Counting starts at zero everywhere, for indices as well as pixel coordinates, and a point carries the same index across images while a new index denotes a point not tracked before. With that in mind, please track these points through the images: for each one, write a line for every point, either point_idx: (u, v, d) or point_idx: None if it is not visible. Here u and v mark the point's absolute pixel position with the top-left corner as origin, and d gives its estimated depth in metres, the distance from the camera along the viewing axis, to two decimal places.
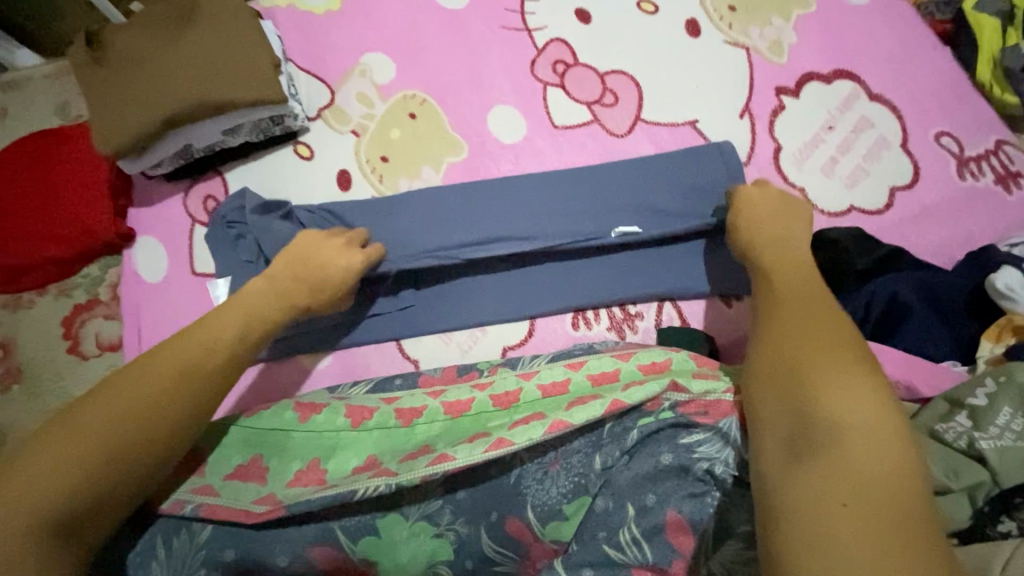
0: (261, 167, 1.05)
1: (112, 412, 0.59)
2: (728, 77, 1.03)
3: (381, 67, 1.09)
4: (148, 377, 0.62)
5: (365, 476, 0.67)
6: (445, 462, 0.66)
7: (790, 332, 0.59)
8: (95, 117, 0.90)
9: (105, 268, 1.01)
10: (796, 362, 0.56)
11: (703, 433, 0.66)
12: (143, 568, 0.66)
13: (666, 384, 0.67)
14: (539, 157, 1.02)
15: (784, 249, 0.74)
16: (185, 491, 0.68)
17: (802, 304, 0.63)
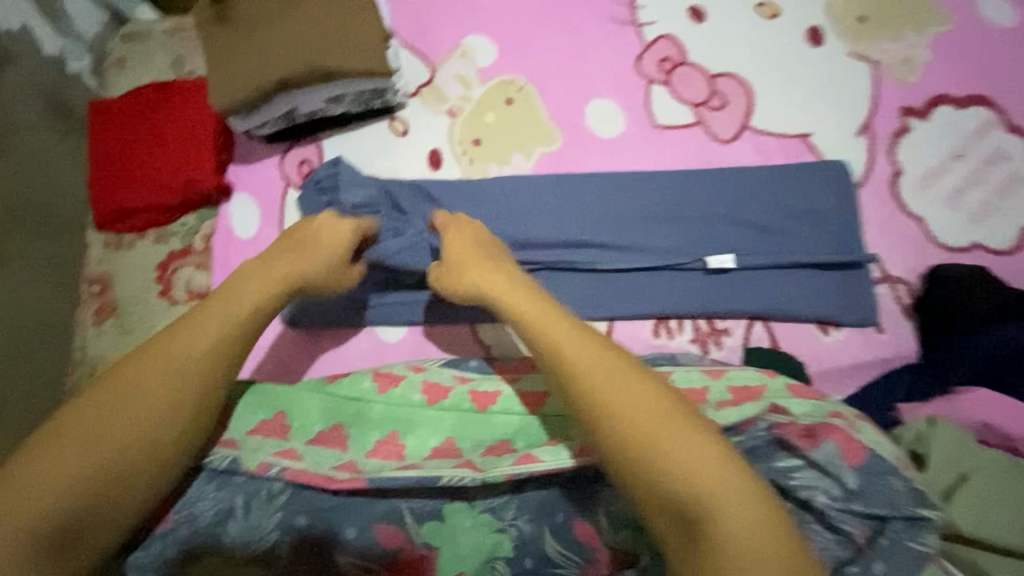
0: (356, 138, 1.06)
1: (110, 423, 0.59)
2: (848, 91, 0.97)
3: (483, 50, 1.08)
4: (134, 393, 0.61)
5: (448, 464, 0.69)
6: (530, 464, 0.67)
7: (619, 401, 0.59)
8: (214, 74, 0.93)
9: (201, 219, 1.05)
10: (642, 437, 0.56)
11: (800, 460, 0.60)
12: (222, 524, 0.68)
13: (764, 406, 0.64)
14: (636, 156, 0.99)
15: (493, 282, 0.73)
16: (270, 454, 0.71)
17: (629, 384, 0.60)
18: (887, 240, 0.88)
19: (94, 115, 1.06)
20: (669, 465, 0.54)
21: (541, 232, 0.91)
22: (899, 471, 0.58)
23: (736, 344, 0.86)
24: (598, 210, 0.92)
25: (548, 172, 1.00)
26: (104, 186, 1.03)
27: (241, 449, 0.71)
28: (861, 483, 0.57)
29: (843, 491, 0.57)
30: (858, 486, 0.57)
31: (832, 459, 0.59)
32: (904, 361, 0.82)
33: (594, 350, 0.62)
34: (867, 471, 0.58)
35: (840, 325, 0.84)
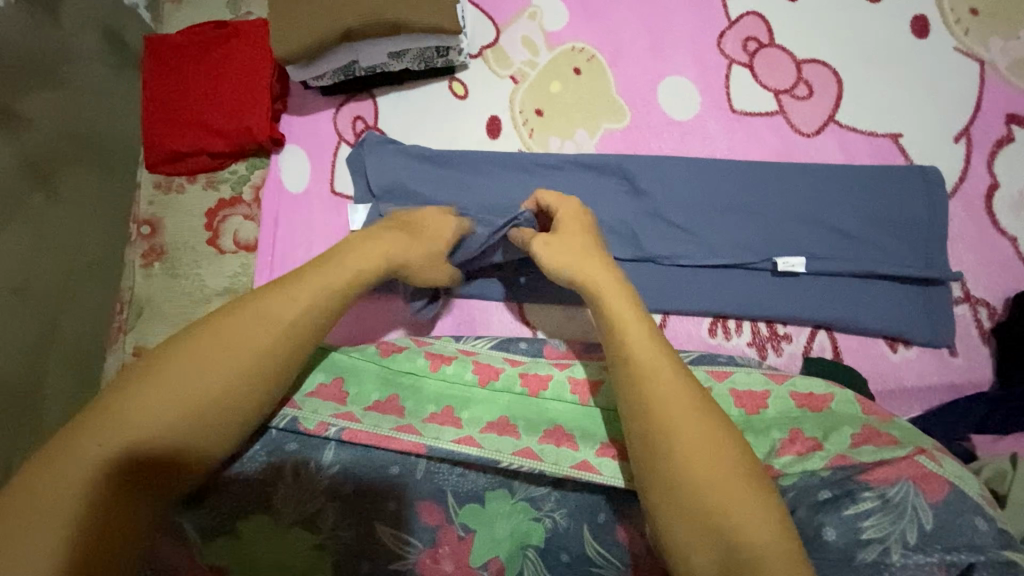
0: (414, 98, 1.02)
1: (203, 371, 0.57)
2: (949, 91, 0.89)
3: (554, 12, 1.02)
4: (194, 361, 0.57)
5: (509, 448, 0.69)
6: (587, 472, 0.68)
7: (689, 423, 0.57)
8: (276, 16, 0.89)
9: (252, 168, 1.03)
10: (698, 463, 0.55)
11: (871, 503, 0.60)
12: (270, 485, 0.70)
13: (830, 457, 0.65)
14: (707, 142, 0.93)
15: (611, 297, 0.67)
16: (329, 414, 0.72)
17: (692, 416, 0.57)
18: (972, 258, 0.82)
19: (150, 51, 1.03)
20: (701, 492, 0.53)
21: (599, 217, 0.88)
22: (982, 509, 0.58)
23: (796, 351, 0.83)
24: (664, 199, 0.88)
25: (612, 151, 0.95)
26: (157, 124, 1.01)
27: (301, 408, 0.72)
28: (938, 524, 0.58)
29: (919, 537, 0.58)
30: (934, 526, 0.58)
31: (909, 500, 0.60)
32: (974, 388, 0.79)
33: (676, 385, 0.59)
34: (946, 509, 0.59)
35: (910, 343, 0.81)
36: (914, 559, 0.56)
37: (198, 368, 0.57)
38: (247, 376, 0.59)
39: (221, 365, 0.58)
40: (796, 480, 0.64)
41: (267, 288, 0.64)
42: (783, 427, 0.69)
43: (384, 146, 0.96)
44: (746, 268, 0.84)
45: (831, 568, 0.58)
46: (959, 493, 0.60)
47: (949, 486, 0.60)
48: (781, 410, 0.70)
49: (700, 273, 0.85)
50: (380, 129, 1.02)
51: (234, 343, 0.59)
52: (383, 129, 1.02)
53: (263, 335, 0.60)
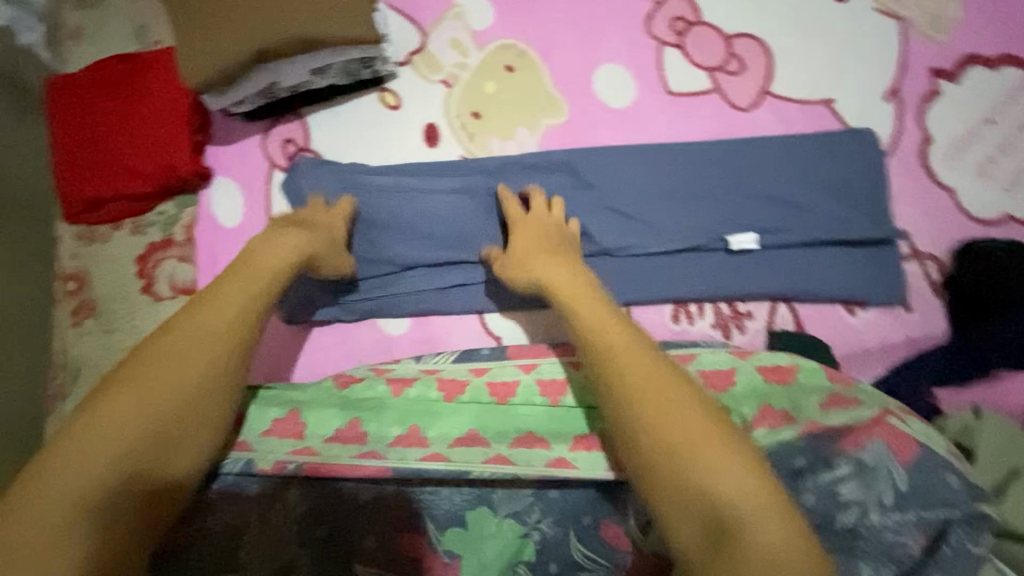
0: (344, 114, 0.98)
1: (149, 390, 0.58)
2: (873, 52, 0.90)
3: (479, 11, 0.99)
4: (143, 382, 0.58)
5: (479, 458, 0.67)
6: (562, 469, 0.66)
7: (649, 377, 0.58)
8: (184, 46, 0.83)
9: (182, 208, 0.96)
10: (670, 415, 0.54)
11: (846, 468, 0.60)
12: (235, 543, 0.66)
13: (801, 428, 0.64)
14: (647, 128, 0.93)
15: (575, 288, 0.69)
16: (286, 452, 0.69)
17: (633, 363, 0.59)
18: (916, 215, 0.83)
19: (54, 94, 0.96)
20: (670, 445, 0.53)
21: None
22: (953, 467, 0.59)
23: (758, 328, 0.83)
24: (611, 191, 0.87)
25: (555, 147, 0.93)
26: (71, 171, 0.94)
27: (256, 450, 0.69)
28: (913, 484, 0.58)
29: (894, 497, 0.58)
30: (910, 487, 0.58)
31: (883, 463, 0.60)
32: (932, 343, 0.80)
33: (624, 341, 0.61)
34: (918, 469, 0.59)
35: (867, 305, 0.81)
36: (887, 522, 0.57)
37: (143, 390, 0.57)
38: (196, 390, 0.60)
39: (164, 383, 0.58)
40: (773, 448, 0.63)
41: (203, 299, 0.65)
42: (752, 403, 0.67)
43: (320, 170, 0.92)
44: (699, 251, 0.84)
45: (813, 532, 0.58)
46: (930, 453, 0.60)
47: (918, 445, 0.60)
48: (749, 387, 0.68)
49: (653, 261, 0.85)
50: (314, 151, 0.97)
51: (181, 357, 0.60)
52: (317, 151, 0.97)
53: (213, 344, 0.62)
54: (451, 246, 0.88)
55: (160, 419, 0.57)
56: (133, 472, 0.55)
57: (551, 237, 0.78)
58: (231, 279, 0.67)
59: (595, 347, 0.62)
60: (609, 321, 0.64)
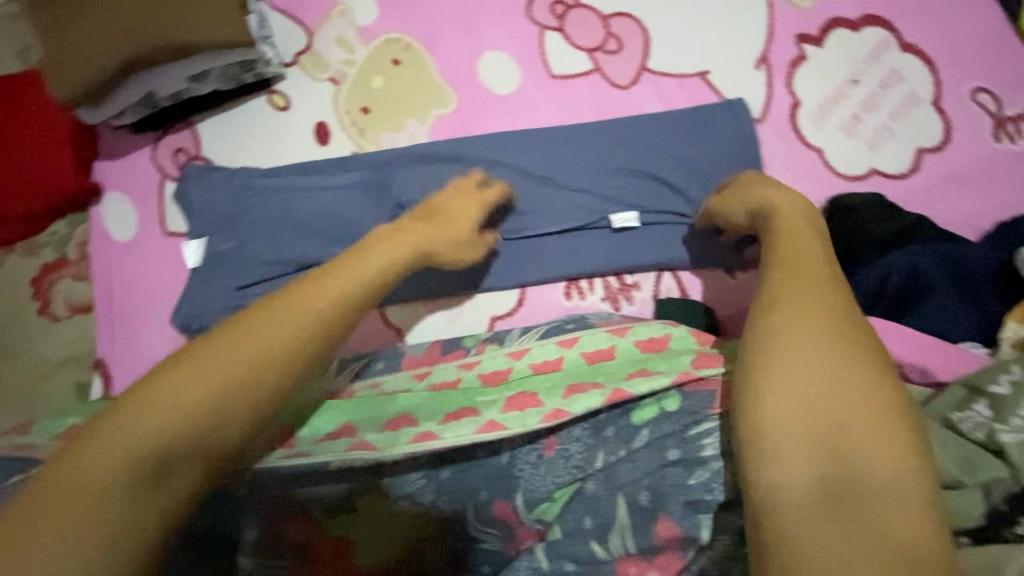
0: (233, 119, 0.97)
1: (237, 357, 0.50)
2: (744, 22, 0.93)
3: (363, 8, 0.99)
4: (217, 347, 0.51)
5: (343, 446, 0.65)
6: (428, 441, 0.63)
7: (811, 328, 0.48)
8: (55, 60, 0.82)
9: (74, 226, 0.95)
10: (816, 367, 0.46)
11: (713, 423, 0.60)
12: None
13: (672, 376, 0.63)
14: (533, 111, 0.94)
15: (796, 216, 0.61)
16: None
17: (802, 296, 0.51)
18: (786, 176, 0.87)
19: None
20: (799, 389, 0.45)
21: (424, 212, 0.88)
22: None
23: (645, 298, 0.86)
24: (497, 175, 0.88)
25: (444, 137, 0.94)
26: None
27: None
28: None
29: None
30: None
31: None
32: None
33: (820, 277, 0.52)
34: None
35: (745, 267, 0.85)
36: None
37: (184, 371, 0.49)
38: (257, 366, 0.50)
39: (263, 342, 0.52)
40: (639, 412, 0.64)
41: (312, 276, 0.59)
42: (626, 369, 0.67)
43: (206, 176, 0.92)
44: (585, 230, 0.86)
45: (670, 489, 0.59)
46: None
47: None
48: (627, 359, 0.69)
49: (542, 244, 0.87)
50: (205, 159, 0.96)
51: (256, 327, 0.53)
52: (208, 158, 0.96)
53: (310, 313, 0.55)
54: (339, 240, 0.87)
55: (206, 387, 0.48)
56: (164, 445, 0.46)
57: (756, 175, 0.71)
58: (334, 266, 0.61)
59: (777, 274, 0.54)
60: (814, 255, 0.55)
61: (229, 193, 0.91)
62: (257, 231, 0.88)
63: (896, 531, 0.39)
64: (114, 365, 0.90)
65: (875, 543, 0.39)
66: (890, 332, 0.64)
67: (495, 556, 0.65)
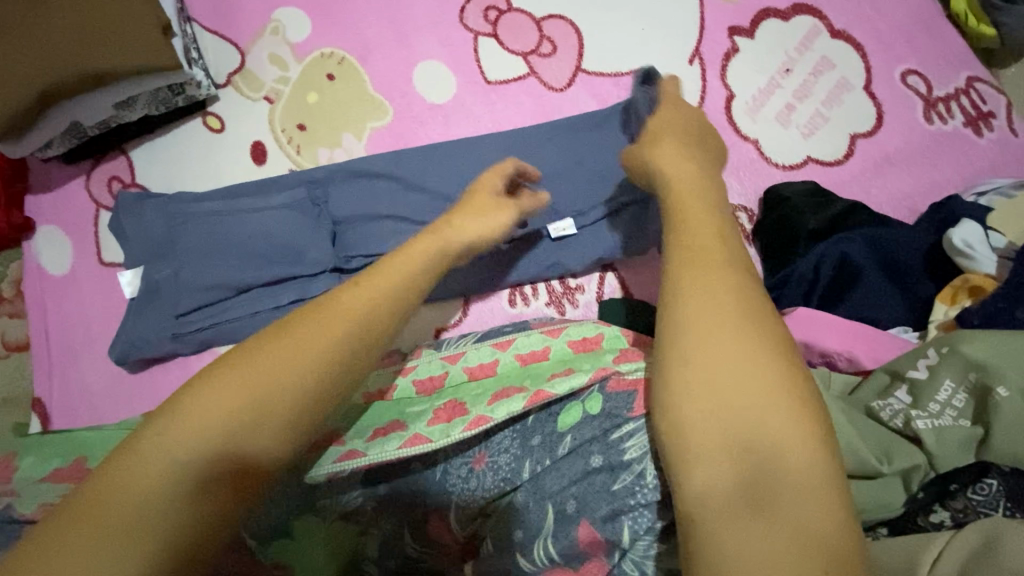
0: (167, 144, 0.96)
1: (255, 390, 0.46)
2: (675, 18, 0.93)
3: (295, 24, 0.98)
4: (244, 380, 0.46)
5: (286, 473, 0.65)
6: (353, 460, 0.62)
7: (719, 311, 0.44)
8: None
9: (7, 262, 0.93)
10: (738, 355, 0.42)
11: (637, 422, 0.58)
12: None
13: (591, 374, 0.63)
14: (471, 119, 0.93)
15: (690, 177, 0.55)
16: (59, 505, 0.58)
17: (699, 271, 0.47)
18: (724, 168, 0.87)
19: None
20: (709, 374, 0.42)
21: (360, 226, 0.87)
22: None
23: (589, 300, 0.87)
24: (434, 185, 0.88)
25: (382, 150, 0.93)
26: None
27: (17, 495, 0.57)
28: None
29: None
30: None
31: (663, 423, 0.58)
32: None
33: (715, 249, 0.49)
34: None
35: None
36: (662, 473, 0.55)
37: (219, 391, 0.46)
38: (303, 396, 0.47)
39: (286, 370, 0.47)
40: (572, 420, 0.63)
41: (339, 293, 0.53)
42: (554, 367, 0.68)
43: (139, 200, 0.90)
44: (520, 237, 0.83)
45: (592, 494, 0.57)
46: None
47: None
48: (560, 358, 0.70)
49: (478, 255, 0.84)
50: (140, 185, 0.95)
51: (294, 353, 0.48)
52: (143, 185, 0.95)
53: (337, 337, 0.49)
54: (279, 260, 0.86)
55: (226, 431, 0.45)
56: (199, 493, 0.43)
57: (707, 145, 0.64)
58: (370, 274, 0.55)
59: (676, 257, 0.49)
60: (711, 230, 0.50)
61: (162, 217, 0.89)
62: (190, 255, 0.86)
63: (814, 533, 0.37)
64: (53, 403, 0.87)
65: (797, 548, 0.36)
66: (820, 322, 0.63)
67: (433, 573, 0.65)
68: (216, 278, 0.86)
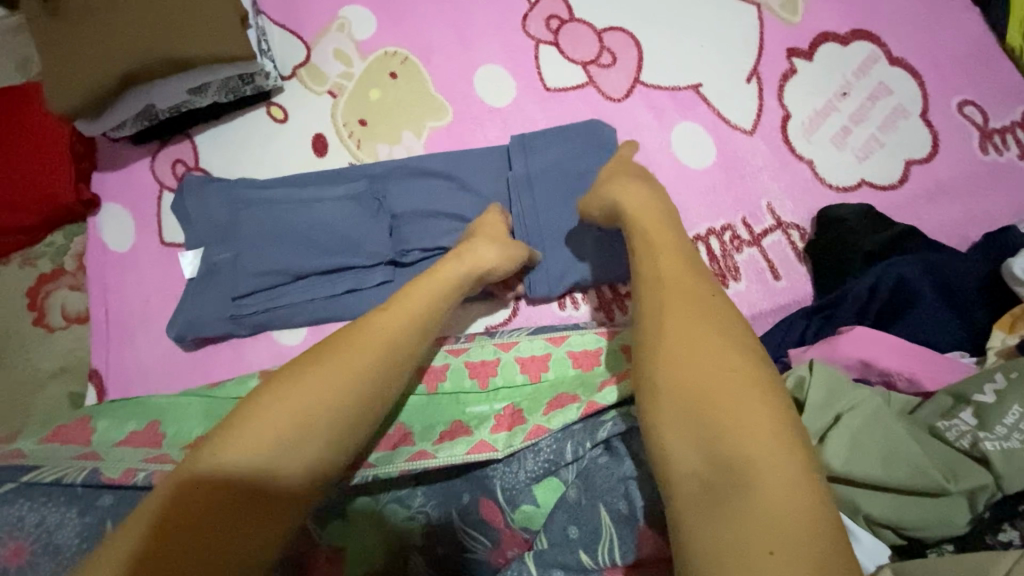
0: (233, 131, 0.98)
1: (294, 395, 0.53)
2: (735, 36, 0.95)
3: (360, 22, 1.01)
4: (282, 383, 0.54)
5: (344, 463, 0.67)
6: (423, 460, 0.66)
7: (684, 337, 0.50)
8: (50, 74, 0.83)
9: (71, 236, 0.96)
10: (705, 374, 0.48)
11: None
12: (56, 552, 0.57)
13: None
14: (529, 123, 0.95)
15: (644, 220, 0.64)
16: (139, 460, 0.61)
17: (668, 302, 0.53)
18: (780, 186, 0.88)
19: None
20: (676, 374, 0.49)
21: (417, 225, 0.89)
22: None
23: None
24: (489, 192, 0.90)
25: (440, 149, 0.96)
26: None
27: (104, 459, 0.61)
28: None
29: None
30: None
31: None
32: (798, 306, 0.83)
33: (671, 266, 0.57)
34: None
35: (738, 277, 0.85)
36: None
37: (293, 380, 0.55)
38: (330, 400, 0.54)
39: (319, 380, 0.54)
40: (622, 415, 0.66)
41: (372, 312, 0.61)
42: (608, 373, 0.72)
43: (206, 185, 0.93)
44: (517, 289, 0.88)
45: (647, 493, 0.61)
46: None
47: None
48: (612, 364, 0.73)
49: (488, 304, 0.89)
50: (203, 170, 0.97)
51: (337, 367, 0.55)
52: (205, 169, 0.97)
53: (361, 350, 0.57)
54: (337, 251, 0.88)
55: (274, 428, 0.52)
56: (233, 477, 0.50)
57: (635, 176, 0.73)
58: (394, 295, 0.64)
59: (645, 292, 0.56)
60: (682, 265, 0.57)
61: (226, 202, 0.91)
62: (251, 240, 0.89)
63: (779, 521, 0.40)
64: (108, 375, 0.89)
65: (763, 534, 0.39)
66: (877, 341, 0.65)
67: (480, 564, 0.67)
68: (276, 265, 0.88)
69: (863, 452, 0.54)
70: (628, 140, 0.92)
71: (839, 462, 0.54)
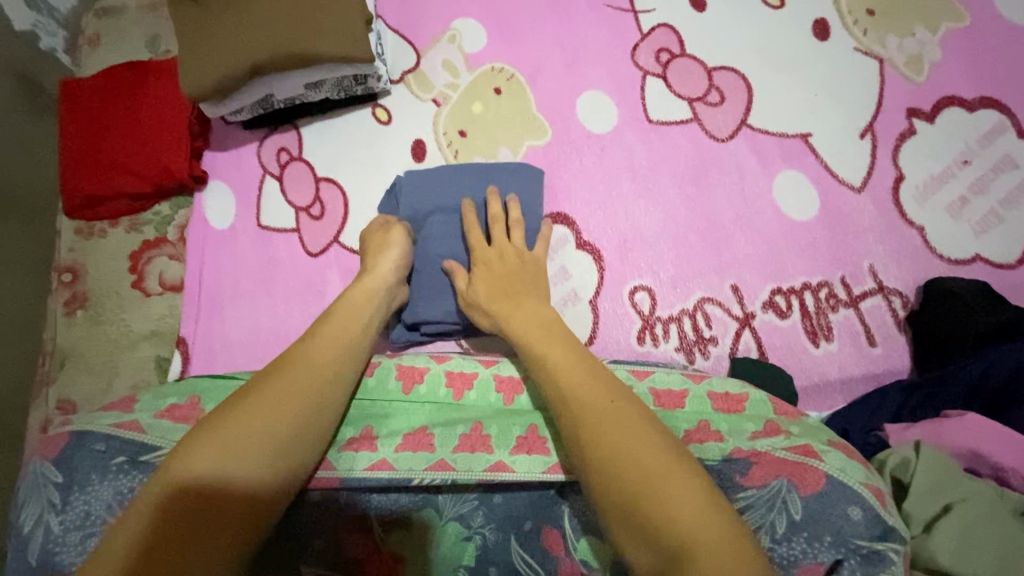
0: (338, 127, 1.02)
1: (251, 417, 0.59)
2: (852, 90, 0.92)
3: (472, 34, 1.03)
4: (248, 412, 0.59)
5: (421, 463, 0.68)
6: (502, 472, 0.67)
7: (633, 452, 0.55)
8: (184, 57, 0.88)
9: (176, 208, 1.01)
10: (651, 487, 0.52)
11: (757, 494, 0.57)
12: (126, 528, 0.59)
13: (730, 450, 0.62)
14: (627, 152, 0.94)
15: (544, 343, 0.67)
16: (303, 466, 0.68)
17: (614, 419, 0.57)
18: (887, 250, 0.85)
19: (66, 93, 1.00)
20: (638, 495, 0.52)
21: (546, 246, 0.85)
22: (860, 499, 0.56)
23: (722, 353, 0.83)
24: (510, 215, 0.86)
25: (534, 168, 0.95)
26: (70, 168, 0.97)
27: None
28: (808, 515, 0.56)
29: (803, 511, 0.56)
30: (806, 516, 0.55)
31: (781, 494, 0.57)
32: (892, 376, 0.80)
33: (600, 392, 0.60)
34: (820, 498, 0.56)
35: (830, 337, 0.82)
36: (789, 540, 0.55)
37: (255, 410, 0.59)
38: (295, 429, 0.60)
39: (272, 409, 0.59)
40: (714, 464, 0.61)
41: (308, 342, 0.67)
42: (692, 420, 0.66)
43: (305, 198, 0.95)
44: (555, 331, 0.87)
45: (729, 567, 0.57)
46: (838, 483, 0.57)
47: (827, 478, 0.57)
48: (696, 410, 0.68)
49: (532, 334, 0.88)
50: (305, 160, 1.01)
51: (280, 399, 0.61)
52: (308, 160, 1.01)
53: (307, 383, 0.63)
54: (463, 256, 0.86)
55: (265, 443, 0.58)
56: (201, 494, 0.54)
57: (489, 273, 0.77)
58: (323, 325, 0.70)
59: (580, 417, 0.59)
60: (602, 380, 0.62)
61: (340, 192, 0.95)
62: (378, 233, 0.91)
63: None
64: (194, 344, 0.93)
65: None
66: (991, 431, 0.61)
67: None
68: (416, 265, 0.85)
69: (975, 549, 0.53)
70: (729, 182, 0.90)
71: (950, 557, 0.53)
